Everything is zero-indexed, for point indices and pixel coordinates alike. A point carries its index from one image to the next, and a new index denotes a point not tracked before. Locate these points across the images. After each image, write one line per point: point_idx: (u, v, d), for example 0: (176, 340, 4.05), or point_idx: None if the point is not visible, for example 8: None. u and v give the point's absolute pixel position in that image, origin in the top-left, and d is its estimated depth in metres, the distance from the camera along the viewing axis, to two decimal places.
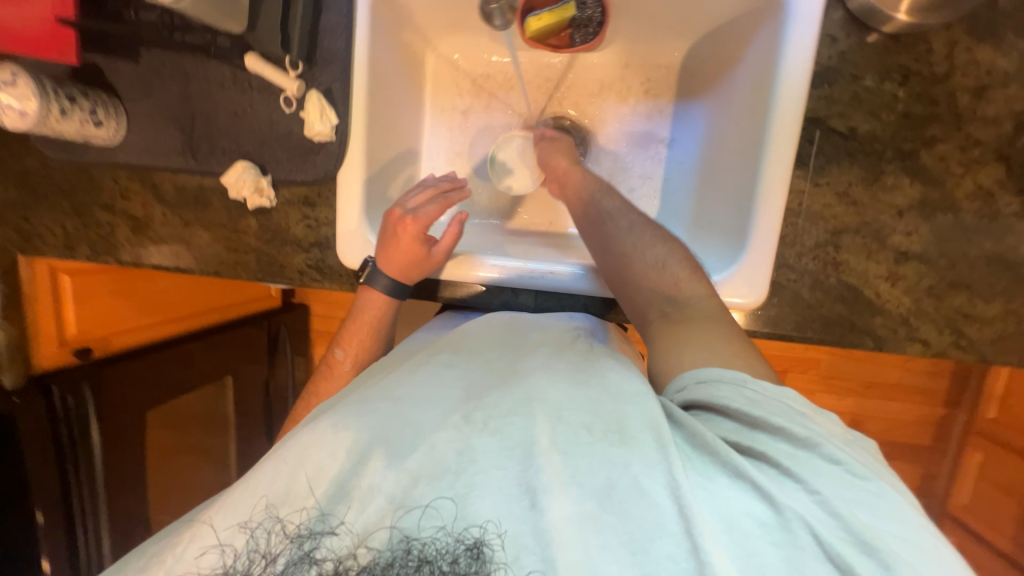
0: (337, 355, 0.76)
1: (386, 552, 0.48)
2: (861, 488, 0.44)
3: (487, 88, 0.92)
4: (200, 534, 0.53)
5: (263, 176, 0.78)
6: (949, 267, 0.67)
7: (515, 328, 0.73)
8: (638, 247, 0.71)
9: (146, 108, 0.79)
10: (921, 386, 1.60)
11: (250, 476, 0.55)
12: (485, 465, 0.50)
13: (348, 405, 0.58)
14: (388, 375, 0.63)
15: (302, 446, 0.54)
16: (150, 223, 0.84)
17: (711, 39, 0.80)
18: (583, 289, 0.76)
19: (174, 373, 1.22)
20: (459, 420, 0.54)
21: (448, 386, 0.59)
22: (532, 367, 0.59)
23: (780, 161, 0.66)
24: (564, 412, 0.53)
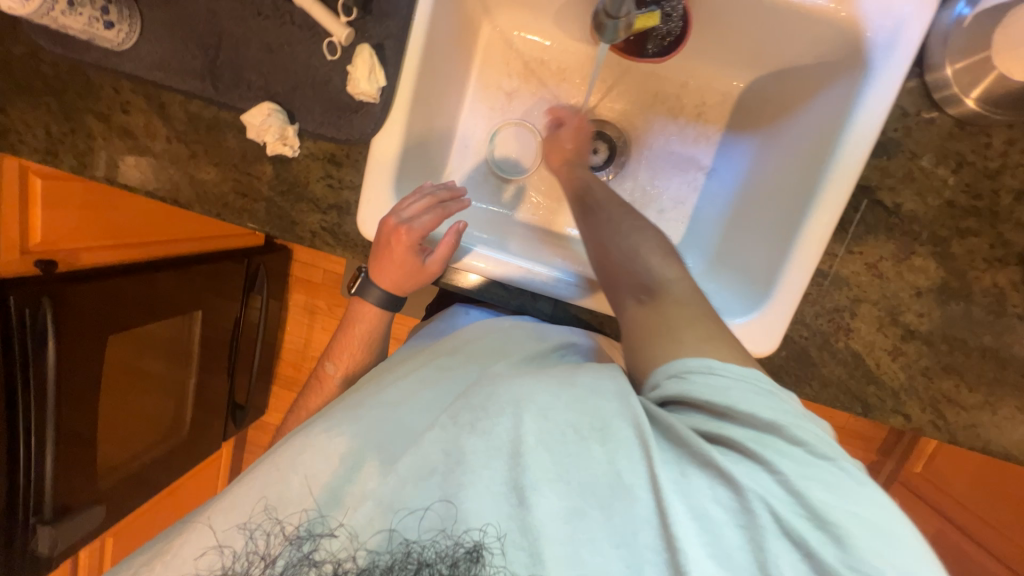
0: (329, 370, 0.77)
1: (385, 555, 0.47)
2: (822, 467, 0.42)
3: (538, 74, 0.87)
4: (195, 536, 0.51)
5: (290, 124, 0.71)
6: (947, 351, 0.70)
7: (510, 331, 0.69)
8: (618, 237, 0.63)
9: (168, 19, 0.70)
10: (862, 433, 1.71)
11: (245, 479, 0.54)
12: (473, 469, 0.47)
13: (343, 411, 0.57)
14: (378, 381, 0.62)
15: (297, 449, 0.54)
16: (150, 147, 0.76)
17: (775, 80, 0.78)
18: (566, 296, 0.71)
19: (146, 300, 1.12)
20: (446, 422, 0.51)
21: (441, 393, 0.58)
22: (524, 372, 0.55)
23: (823, 223, 0.67)
24: (550, 410, 0.49)
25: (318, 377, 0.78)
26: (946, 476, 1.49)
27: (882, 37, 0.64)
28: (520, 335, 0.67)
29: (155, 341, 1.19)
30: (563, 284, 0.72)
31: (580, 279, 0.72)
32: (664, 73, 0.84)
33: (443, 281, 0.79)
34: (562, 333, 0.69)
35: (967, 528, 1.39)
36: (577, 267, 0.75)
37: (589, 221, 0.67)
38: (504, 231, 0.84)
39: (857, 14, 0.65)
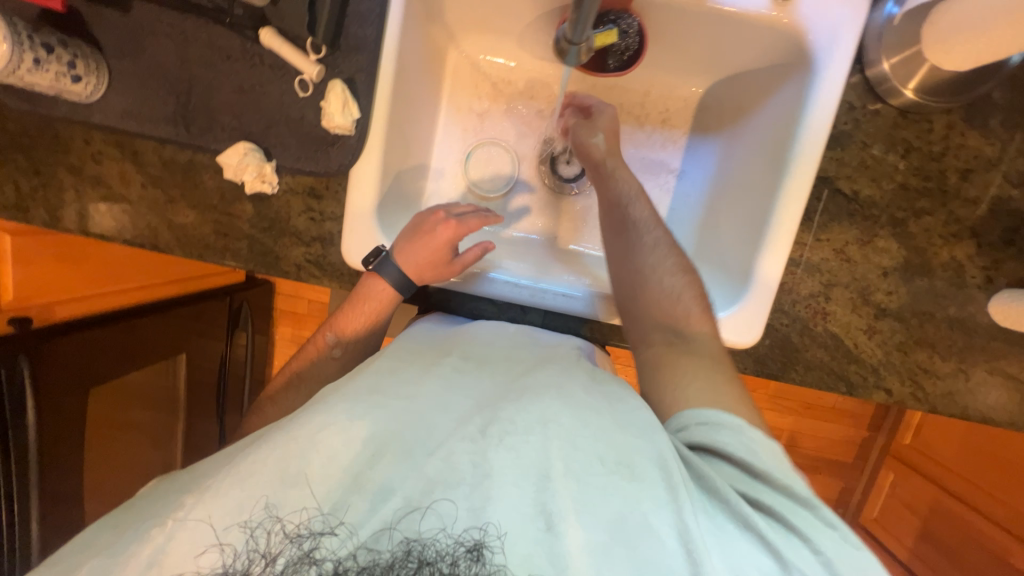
0: (328, 339, 0.75)
1: (386, 553, 0.46)
2: (854, 551, 0.47)
3: (507, 94, 0.90)
4: (192, 532, 0.47)
5: (268, 162, 0.72)
6: (917, 326, 0.74)
7: (524, 337, 0.71)
8: (659, 270, 0.70)
9: (136, 69, 0.71)
10: (851, 411, 1.77)
11: (250, 460, 0.51)
12: (499, 478, 0.48)
13: (363, 393, 0.55)
14: (398, 366, 0.60)
15: (312, 431, 0.51)
16: (125, 192, 0.76)
17: (733, 82, 0.82)
18: (583, 311, 0.76)
19: (127, 347, 1.10)
20: (473, 432, 0.51)
21: (464, 392, 0.57)
22: (543, 385, 0.56)
23: (790, 215, 0.70)
24: (578, 439, 0.51)
25: (313, 343, 0.76)
26: (933, 445, 1.55)
27: (824, 39, 0.68)
28: (528, 344, 0.68)
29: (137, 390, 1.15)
30: (552, 293, 0.76)
31: (586, 292, 0.76)
32: (627, 85, 0.88)
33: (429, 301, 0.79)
34: (561, 339, 0.72)
35: (958, 493, 1.45)
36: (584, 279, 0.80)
37: (629, 247, 0.73)
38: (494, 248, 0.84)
39: (799, 18, 0.69)
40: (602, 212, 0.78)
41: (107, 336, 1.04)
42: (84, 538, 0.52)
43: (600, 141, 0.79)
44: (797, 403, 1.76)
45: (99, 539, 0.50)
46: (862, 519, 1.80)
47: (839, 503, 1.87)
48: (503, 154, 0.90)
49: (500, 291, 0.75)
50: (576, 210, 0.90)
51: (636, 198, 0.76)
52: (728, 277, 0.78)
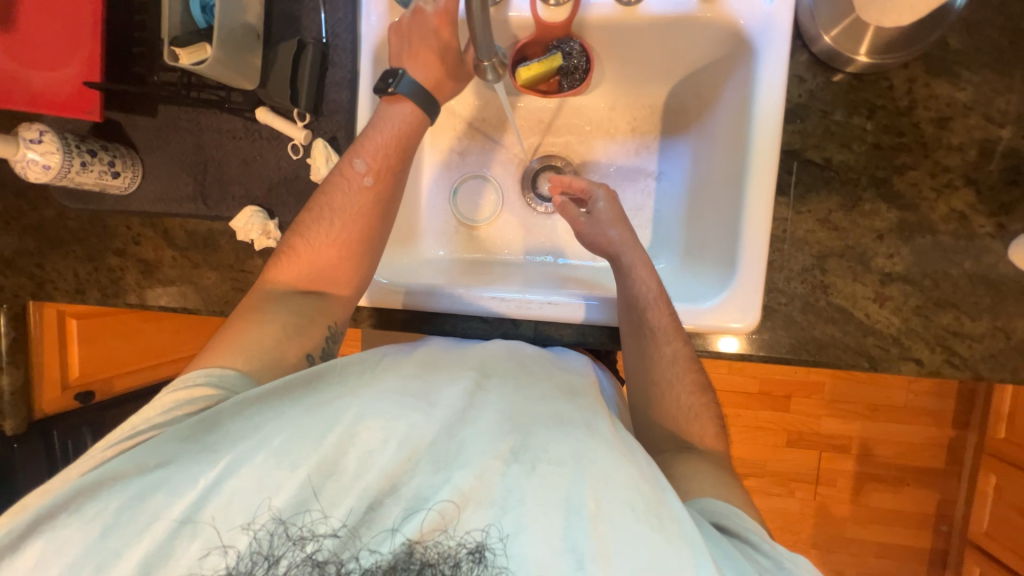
0: (358, 166, 0.72)
1: (388, 556, 0.45)
2: None
3: (483, 129, 0.96)
4: (209, 522, 0.46)
5: (271, 220, 0.81)
6: (933, 287, 0.69)
7: (523, 363, 0.64)
8: (677, 388, 0.70)
9: (162, 159, 0.84)
10: (928, 409, 1.58)
11: (281, 444, 0.48)
12: (531, 501, 0.46)
13: (394, 391, 0.53)
14: (428, 373, 0.58)
15: (346, 426, 0.49)
16: (159, 265, 0.87)
17: (691, 81, 0.85)
18: (583, 318, 0.76)
19: None
20: (504, 452, 0.49)
21: (494, 407, 0.54)
22: (579, 419, 0.53)
23: (763, 193, 0.70)
24: (613, 477, 0.47)
25: (341, 172, 0.72)
26: None
27: (756, 25, 0.71)
28: (549, 361, 0.66)
29: None
30: (538, 303, 0.77)
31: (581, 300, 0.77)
32: (593, 102, 0.92)
33: (426, 328, 0.83)
34: (561, 355, 0.71)
35: None
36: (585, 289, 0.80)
37: (644, 353, 0.70)
38: (494, 275, 0.88)
39: (727, 11, 0.72)
40: (619, 309, 0.73)
41: None
42: (100, 469, 0.49)
43: (614, 235, 0.75)
44: (860, 405, 1.59)
45: (116, 474, 0.49)
46: (970, 533, 1.55)
47: (940, 517, 1.63)
48: (486, 185, 0.95)
49: (501, 307, 0.77)
50: (562, 227, 0.94)
51: (654, 302, 0.71)
52: (722, 262, 0.76)
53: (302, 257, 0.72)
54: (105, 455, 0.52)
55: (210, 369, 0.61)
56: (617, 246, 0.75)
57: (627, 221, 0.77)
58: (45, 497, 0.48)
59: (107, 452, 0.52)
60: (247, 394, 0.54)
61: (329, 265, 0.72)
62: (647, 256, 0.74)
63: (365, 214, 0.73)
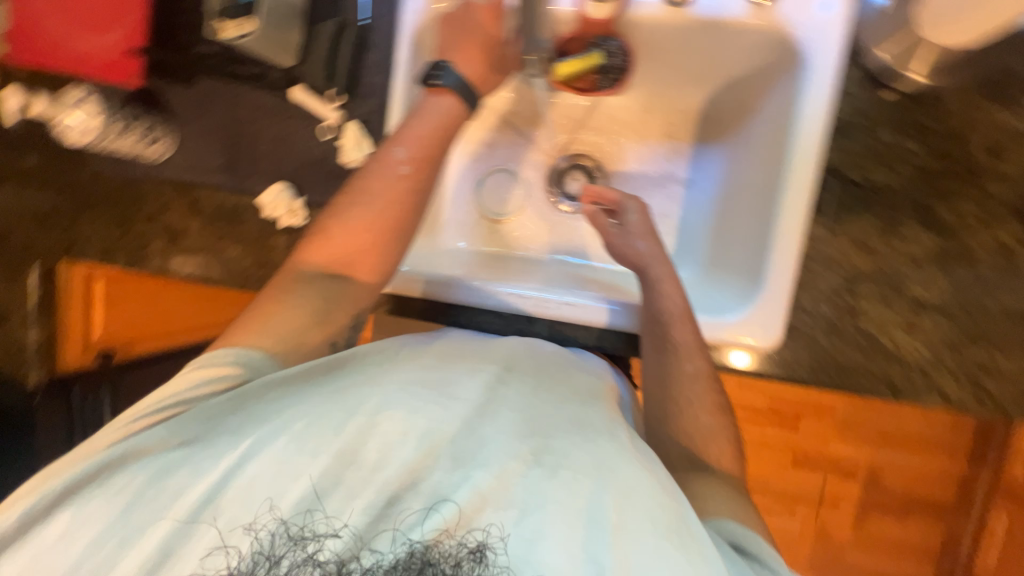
0: (397, 154, 0.70)
1: (389, 555, 0.44)
2: None
3: (514, 123, 0.95)
4: (229, 505, 0.46)
5: (297, 198, 0.82)
6: (967, 319, 0.67)
7: (534, 350, 0.66)
8: (695, 407, 0.67)
9: (195, 129, 0.85)
10: (942, 441, 1.54)
11: (303, 429, 0.49)
12: (552, 508, 0.46)
13: (414, 383, 0.54)
14: (448, 363, 0.58)
15: (369, 414, 0.50)
16: (186, 234, 0.88)
17: (730, 89, 0.83)
18: (599, 322, 0.76)
19: None
20: (526, 455, 0.49)
21: (511, 405, 0.54)
22: (601, 426, 0.53)
23: (796, 209, 0.68)
24: (634, 492, 0.47)
25: (379, 161, 0.70)
26: None
27: (807, 34, 0.69)
28: (567, 362, 0.65)
29: None
30: (556, 302, 0.77)
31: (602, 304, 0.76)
32: (628, 103, 0.91)
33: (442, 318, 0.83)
34: (579, 354, 0.70)
35: None
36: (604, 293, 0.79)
37: (664, 369, 0.68)
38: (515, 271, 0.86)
39: (779, 19, 0.70)
40: (642, 324, 0.71)
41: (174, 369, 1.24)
42: (128, 443, 0.50)
43: (643, 247, 0.74)
44: (871, 432, 1.56)
45: (138, 451, 0.50)
46: None
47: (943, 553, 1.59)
48: (510, 180, 0.95)
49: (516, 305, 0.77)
50: (584, 228, 0.93)
51: (679, 318, 0.69)
52: (747, 277, 0.74)
53: (336, 239, 0.68)
54: (130, 427, 0.53)
55: (238, 348, 0.60)
56: (643, 259, 0.74)
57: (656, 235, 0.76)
58: (74, 468, 0.49)
59: (134, 424, 0.53)
60: (273, 376, 0.56)
61: (362, 249, 0.68)
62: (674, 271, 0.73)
63: (402, 203, 0.69)
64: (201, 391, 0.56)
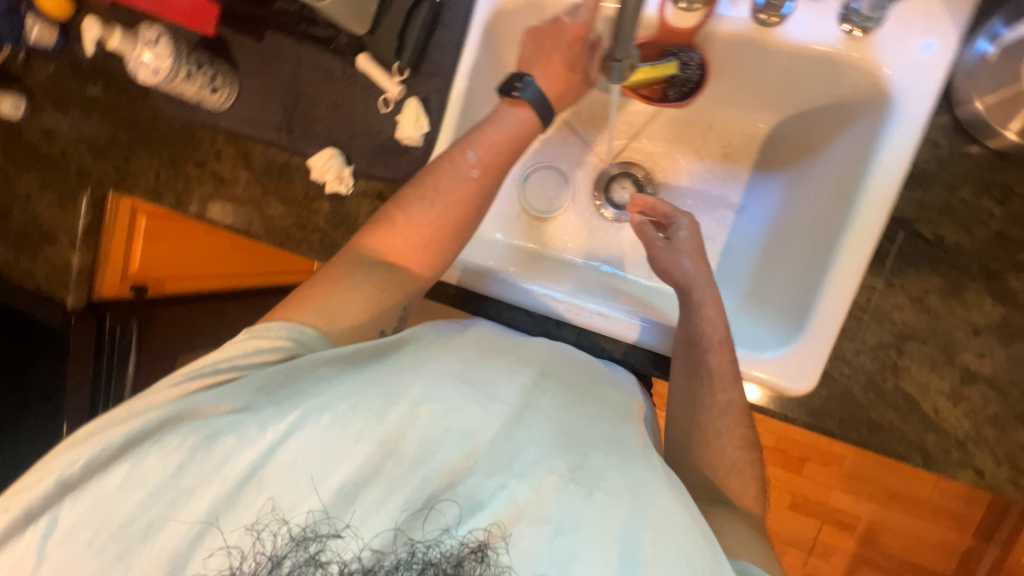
0: (470, 158, 0.71)
1: (390, 555, 0.47)
2: None
3: (570, 121, 0.94)
4: (273, 480, 0.48)
5: (347, 166, 0.82)
6: (1018, 398, 0.64)
7: (563, 355, 0.66)
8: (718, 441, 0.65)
9: (258, 83, 0.86)
10: (953, 511, 1.48)
11: (347, 412, 0.50)
12: (587, 528, 0.47)
13: (453, 377, 0.55)
14: (486, 358, 0.59)
15: (410, 404, 0.52)
16: (233, 185, 0.89)
17: (801, 119, 0.79)
18: (629, 338, 0.75)
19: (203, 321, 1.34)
20: (562, 470, 0.50)
21: (545, 412, 0.55)
22: (637, 448, 0.54)
23: (856, 256, 0.65)
24: (670, 530, 0.47)
25: (450, 159, 0.71)
26: None
27: (903, 77, 0.65)
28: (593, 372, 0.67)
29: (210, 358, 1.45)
30: (589, 310, 0.76)
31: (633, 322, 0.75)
32: (690, 118, 0.88)
33: (472, 307, 0.82)
34: (609, 368, 0.70)
35: None
36: (636, 308, 0.78)
37: (693, 392, 0.67)
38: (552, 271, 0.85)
39: (875, 54, 0.66)
40: (677, 347, 0.70)
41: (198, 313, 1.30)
42: (184, 403, 0.51)
43: (689, 267, 0.72)
44: (879, 489, 1.51)
45: (194, 412, 0.50)
46: None
47: None
48: (557, 177, 0.93)
49: (548, 306, 0.76)
50: (625, 238, 0.92)
51: (718, 346, 0.68)
52: (789, 315, 0.72)
53: (399, 231, 0.69)
54: (184, 386, 0.53)
55: (292, 324, 0.59)
56: (689, 280, 0.72)
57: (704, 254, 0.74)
58: (127, 423, 0.50)
59: (186, 384, 0.53)
60: (320, 354, 0.56)
61: (420, 244, 0.69)
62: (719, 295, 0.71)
63: (468, 207, 0.71)
64: (255, 361, 0.56)
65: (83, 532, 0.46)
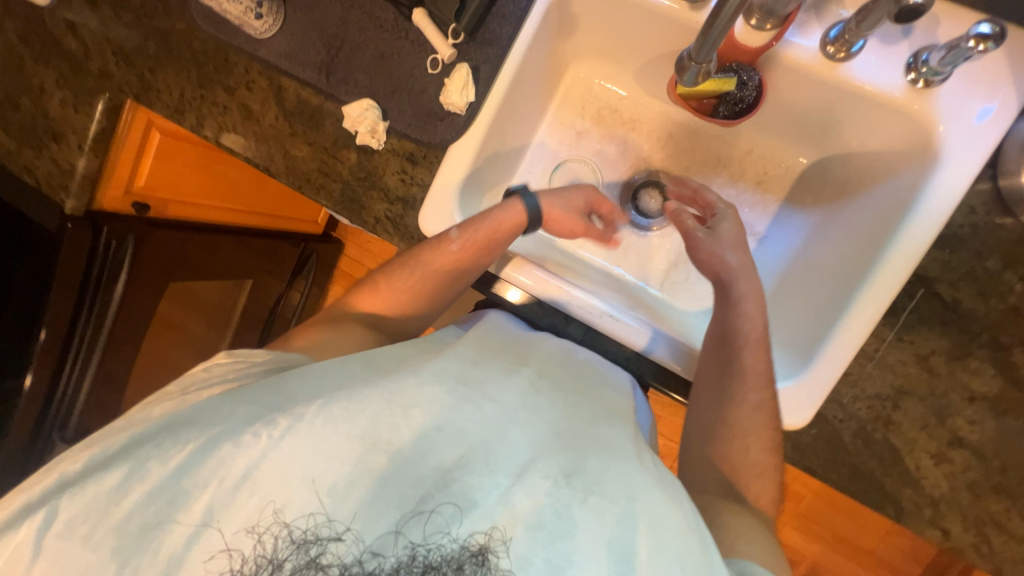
0: (452, 238, 0.73)
1: (392, 558, 0.47)
2: None
3: (610, 120, 0.95)
4: (265, 483, 0.49)
5: (382, 121, 0.80)
6: (999, 471, 0.66)
7: (572, 356, 0.72)
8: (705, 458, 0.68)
9: (304, 18, 0.83)
10: (894, 566, 1.53)
11: (338, 416, 0.51)
12: (583, 532, 0.48)
13: (449, 376, 0.56)
14: (484, 360, 0.61)
15: (403, 404, 0.52)
16: (260, 119, 0.87)
17: (840, 161, 0.80)
18: (637, 347, 0.74)
19: (201, 256, 1.29)
20: (556, 473, 0.51)
21: (541, 414, 0.57)
22: (623, 443, 0.56)
23: (872, 305, 0.66)
24: (661, 527, 0.48)
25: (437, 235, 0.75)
26: None
27: (957, 140, 0.65)
28: (596, 377, 0.69)
29: (202, 296, 1.35)
30: (600, 311, 0.75)
31: (645, 332, 0.74)
32: (730, 139, 0.89)
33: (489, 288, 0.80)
34: (609, 369, 0.74)
35: None
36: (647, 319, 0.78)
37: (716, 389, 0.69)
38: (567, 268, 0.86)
39: (934, 108, 0.66)
40: (709, 340, 0.73)
41: (194, 249, 1.27)
42: (183, 412, 0.54)
43: (731, 259, 0.75)
44: (830, 533, 1.55)
45: (193, 419, 0.53)
46: None
47: None
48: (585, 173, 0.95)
49: (566, 298, 0.75)
50: (643, 246, 0.92)
51: (749, 343, 0.70)
52: (799, 350, 0.73)
53: (383, 291, 0.77)
54: (185, 397, 0.58)
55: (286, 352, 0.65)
56: (730, 269, 0.74)
57: (745, 246, 0.76)
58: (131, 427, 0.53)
59: (190, 397, 0.57)
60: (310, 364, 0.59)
61: (402, 303, 0.76)
62: (760, 292, 0.73)
63: (441, 279, 0.75)
64: (249, 373, 0.61)
65: (80, 527, 0.48)
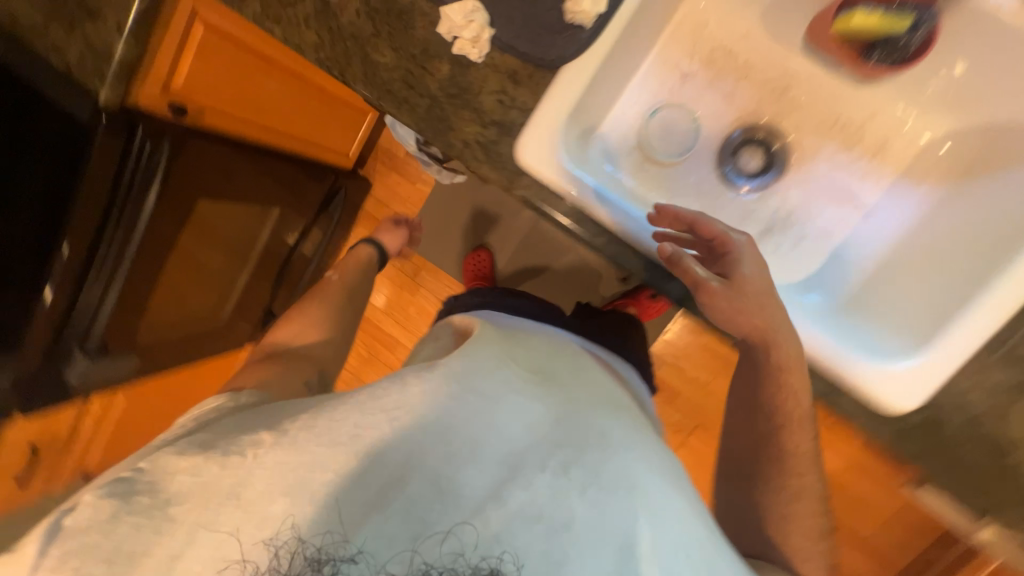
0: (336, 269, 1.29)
1: None
2: None
3: (721, 65, 0.85)
4: (251, 496, 0.47)
5: (487, 28, 0.70)
6: None
7: (575, 355, 0.72)
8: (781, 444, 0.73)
9: None
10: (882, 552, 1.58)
11: (326, 424, 0.51)
12: (586, 527, 0.46)
13: (442, 376, 0.55)
14: (470, 354, 0.60)
15: (393, 410, 0.52)
16: (337, 15, 0.75)
17: (981, 134, 0.75)
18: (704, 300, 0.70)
19: (215, 182, 1.14)
20: (557, 468, 0.49)
21: (536, 404, 0.55)
22: (619, 432, 0.56)
23: (1012, 297, 0.64)
24: (660, 510, 0.50)
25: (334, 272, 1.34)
26: None
27: None
28: (586, 362, 0.73)
29: (230, 229, 1.25)
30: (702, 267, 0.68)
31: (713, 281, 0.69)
32: (854, 100, 0.81)
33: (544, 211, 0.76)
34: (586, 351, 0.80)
35: None
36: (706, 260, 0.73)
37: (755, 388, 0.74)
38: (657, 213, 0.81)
39: None
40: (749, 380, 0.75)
41: (218, 184, 1.15)
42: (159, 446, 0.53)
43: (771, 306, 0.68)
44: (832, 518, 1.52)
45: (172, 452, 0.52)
46: None
47: None
48: (681, 120, 0.86)
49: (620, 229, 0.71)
50: (736, 206, 0.86)
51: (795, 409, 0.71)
52: (916, 336, 0.71)
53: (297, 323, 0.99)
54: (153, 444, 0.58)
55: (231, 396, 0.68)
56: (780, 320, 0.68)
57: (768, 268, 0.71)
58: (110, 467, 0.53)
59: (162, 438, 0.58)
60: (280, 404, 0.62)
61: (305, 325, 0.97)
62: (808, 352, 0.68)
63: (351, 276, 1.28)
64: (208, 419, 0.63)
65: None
